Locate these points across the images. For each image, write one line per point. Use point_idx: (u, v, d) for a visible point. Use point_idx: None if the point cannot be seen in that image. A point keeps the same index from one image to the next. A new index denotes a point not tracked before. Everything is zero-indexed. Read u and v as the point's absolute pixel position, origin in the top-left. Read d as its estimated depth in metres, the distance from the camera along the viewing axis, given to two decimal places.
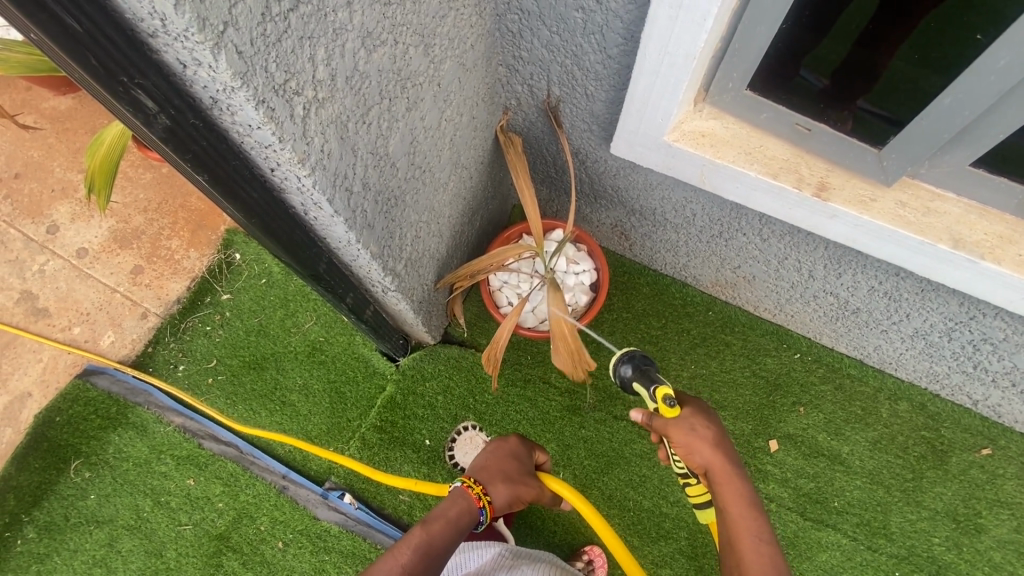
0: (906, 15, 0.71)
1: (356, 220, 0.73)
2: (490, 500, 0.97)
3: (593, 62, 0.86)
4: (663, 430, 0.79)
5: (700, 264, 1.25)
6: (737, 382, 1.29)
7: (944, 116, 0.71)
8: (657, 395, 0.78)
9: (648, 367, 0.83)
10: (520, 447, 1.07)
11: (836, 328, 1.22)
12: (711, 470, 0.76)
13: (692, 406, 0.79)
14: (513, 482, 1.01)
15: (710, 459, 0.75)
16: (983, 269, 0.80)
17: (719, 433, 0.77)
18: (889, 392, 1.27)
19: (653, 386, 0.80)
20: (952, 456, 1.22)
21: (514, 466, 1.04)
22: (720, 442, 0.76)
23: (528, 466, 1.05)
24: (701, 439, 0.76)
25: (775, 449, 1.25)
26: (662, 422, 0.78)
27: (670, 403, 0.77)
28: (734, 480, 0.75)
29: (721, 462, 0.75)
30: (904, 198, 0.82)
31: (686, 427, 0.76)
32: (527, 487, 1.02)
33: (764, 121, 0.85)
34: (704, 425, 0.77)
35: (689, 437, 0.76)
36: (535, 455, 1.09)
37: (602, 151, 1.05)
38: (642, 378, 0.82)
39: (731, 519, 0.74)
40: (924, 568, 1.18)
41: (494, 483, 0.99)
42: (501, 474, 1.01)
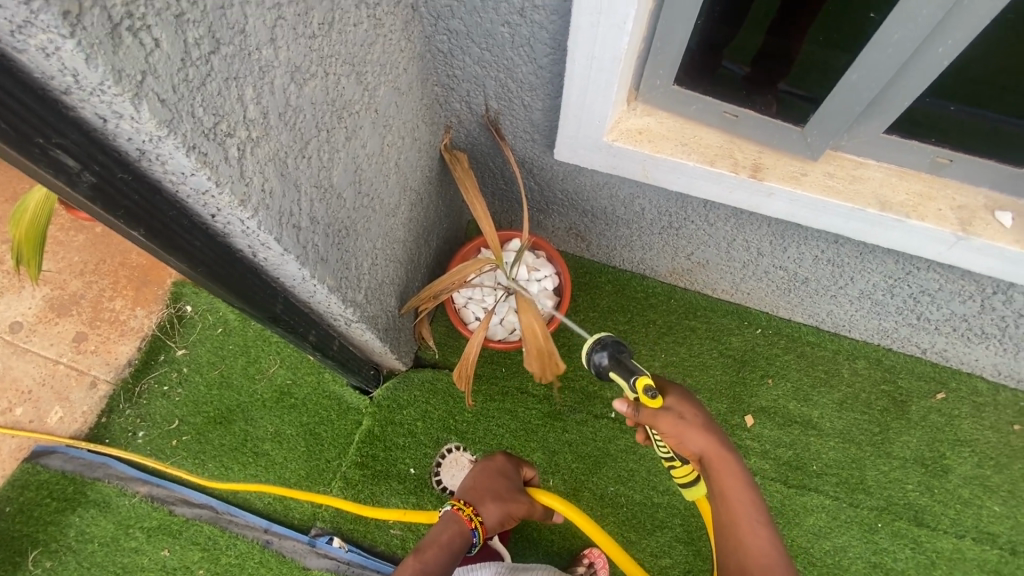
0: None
1: (308, 255, 0.71)
2: (483, 520, 0.96)
3: (526, 73, 0.88)
4: (651, 422, 0.76)
5: (655, 255, 1.29)
6: (707, 364, 1.33)
7: (852, 91, 0.76)
8: (636, 387, 0.77)
9: (626, 355, 0.85)
10: (506, 464, 1.06)
11: (791, 299, 1.27)
12: (708, 457, 0.75)
13: (680, 393, 0.79)
14: (503, 499, 1.00)
15: (704, 447, 0.76)
16: (911, 227, 0.85)
17: (707, 418, 0.77)
18: (846, 352, 1.33)
19: (636, 376, 0.79)
20: (912, 404, 1.29)
21: (503, 484, 1.03)
22: (710, 428, 0.76)
23: (516, 482, 1.04)
24: (692, 427, 0.75)
25: (751, 423, 1.29)
26: (649, 414, 0.76)
27: (650, 394, 0.76)
28: (729, 465, 0.75)
29: (714, 450, 0.75)
30: (831, 170, 0.87)
31: (677, 416, 0.75)
32: (518, 504, 1.01)
33: (695, 113, 0.89)
34: (691, 411, 0.76)
35: (680, 427, 0.75)
36: (522, 470, 1.08)
37: (546, 158, 1.07)
38: (618, 367, 0.84)
39: (729, 503, 0.75)
40: (903, 515, 1.23)
41: (485, 502, 0.98)
42: (491, 493, 1.00)
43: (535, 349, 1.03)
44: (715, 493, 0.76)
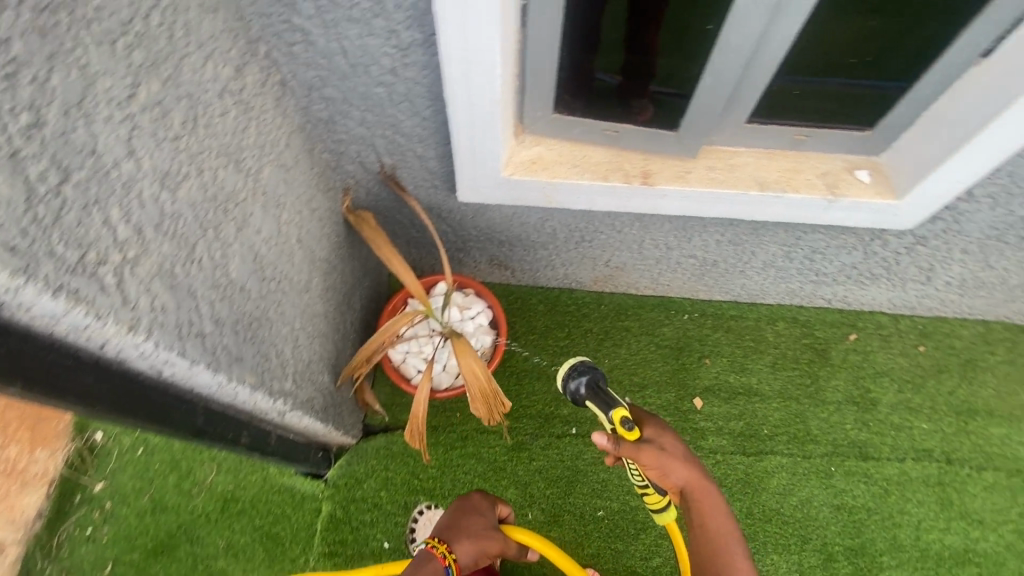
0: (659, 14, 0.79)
1: (220, 360, 0.67)
2: (458, 558, 0.94)
3: (411, 126, 0.89)
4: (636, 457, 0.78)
5: (577, 268, 1.33)
6: (648, 359, 1.40)
7: (710, 92, 0.84)
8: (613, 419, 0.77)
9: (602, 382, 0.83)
10: (482, 501, 1.04)
11: (707, 282, 1.35)
12: (690, 485, 0.81)
13: (658, 424, 0.83)
14: (479, 537, 0.98)
15: (686, 477, 0.82)
16: (789, 200, 0.94)
17: (686, 452, 0.82)
18: (766, 317, 1.43)
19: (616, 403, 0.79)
20: (832, 350, 1.41)
21: (478, 521, 1.01)
22: (690, 459, 0.82)
23: (492, 519, 1.03)
24: (676, 460, 0.80)
25: (701, 404, 1.36)
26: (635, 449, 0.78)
27: (629, 427, 0.77)
28: (709, 493, 0.82)
29: (695, 478, 0.82)
30: (710, 163, 0.95)
31: (661, 450, 0.80)
32: (494, 541, 1.00)
33: (579, 135, 0.94)
34: (671, 445, 0.81)
35: (666, 460, 0.80)
36: (499, 508, 1.07)
37: (451, 201, 1.07)
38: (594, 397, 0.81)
39: (709, 525, 0.82)
40: (849, 454, 1.33)
41: (459, 540, 0.96)
42: (466, 531, 0.98)
43: (477, 393, 1.01)
44: (696, 518, 0.83)
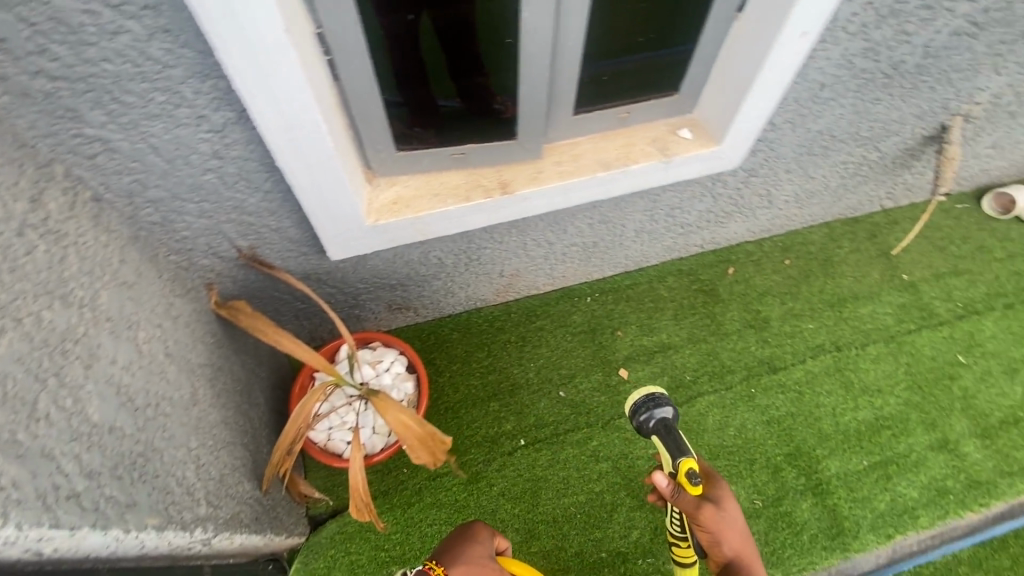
0: (465, 34, 0.81)
1: (106, 514, 0.59)
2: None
3: (256, 202, 0.86)
4: (695, 516, 0.91)
5: (476, 287, 1.35)
6: (568, 349, 1.46)
7: (532, 96, 0.89)
8: (680, 469, 0.90)
9: (666, 422, 0.96)
10: (484, 529, 1.03)
11: (596, 262, 1.43)
12: (734, 550, 0.94)
13: (718, 486, 0.95)
14: (474, 563, 0.96)
15: (733, 541, 0.94)
16: (633, 171, 1.03)
17: (744, 531, 0.95)
18: (654, 276, 1.57)
19: (681, 453, 0.91)
20: (718, 287, 1.56)
21: (475, 549, 0.99)
22: (745, 537, 0.95)
23: (491, 550, 1.01)
24: (733, 534, 0.93)
25: (627, 374, 1.44)
26: (696, 509, 0.91)
27: (693, 483, 0.90)
28: (748, 553, 0.95)
29: (744, 546, 0.94)
30: (556, 159, 1.01)
31: (723, 519, 0.92)
32: (490, 570, 0.98)
33: (430, 165, 0.96)
34: (730, 514, 0.93)
35: (725, 528, 0.92)
36: (498, 540, 1.05)
37: (327, 262, 1.05)
38: (665, 439, 0.96)
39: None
40: (763, 372, 1.45)
41: (454, 566, 0.94)
42: (463, 558, 0.96)
43: (414, 440, 0.96)
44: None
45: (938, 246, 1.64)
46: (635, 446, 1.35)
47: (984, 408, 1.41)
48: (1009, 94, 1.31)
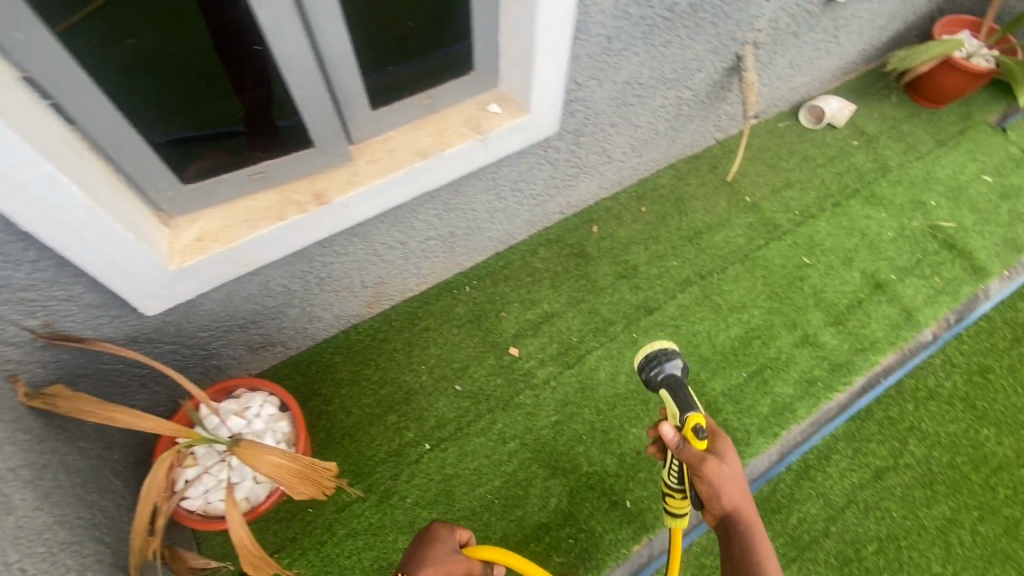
0: (205, 52, 0.83)
1: None
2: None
3: (26, 276, 0.79)
4: (701, 472, 0.91)
5: (345, 305, 1.30)
6: (457, 342, 1.44)
7: (312, 101, 0.85)
8: (689, 424, 0.91)
9: (672, 376, 0.98)
10: (441, 528, 1.06)
11: (462, 248, 1.40)
12: (733, 505, 0.94)
13: (722, 439, 0.97)
14: (439, 564, 1.00)
15: (733, 495, 0.94)
16: (453, 154, 1.02)
17: (743, 483, 0.96)
18: (525, 251, 1.61)
19: (689, 410, 0.93)
20: (587, 247, 1.63)
21: (438, 549, 1.02)
22: (743, 489, 0.96)
23: (453, 544, 1.04)
24: (735, 486, 0.94)
25: (518, 351, 1.45)
26: (703, 464, 0.90)
27: (699, 437, 0.90)
28: (746, 507, 0.96)
29: (743, 498, 0.96)
30: (369, 158, 0.99)
31: (726, 472, 0.92)
32: (456, 564, 1.02)
33: (229, 192, 0.91)
34: (731, 467, 0.94)
35: (729, 482, 0.93)
36: (460, 532, 1.07)
37: (150, 319, 0.98)
38: (670, 393, 0.98)
39: (750, 529, 0.97)
40: (640, 316, 1.53)
41: (420, 571, 0.98)
42: (427, 561, 1.00)
43: (293, 476, 0.93)
44: (733, 531, 0.97)
45: (768, 165, 1.82)
46: (537, 418, 1.37)
47: (832, 299, 1.57)
48: (784, 17, 1.46)
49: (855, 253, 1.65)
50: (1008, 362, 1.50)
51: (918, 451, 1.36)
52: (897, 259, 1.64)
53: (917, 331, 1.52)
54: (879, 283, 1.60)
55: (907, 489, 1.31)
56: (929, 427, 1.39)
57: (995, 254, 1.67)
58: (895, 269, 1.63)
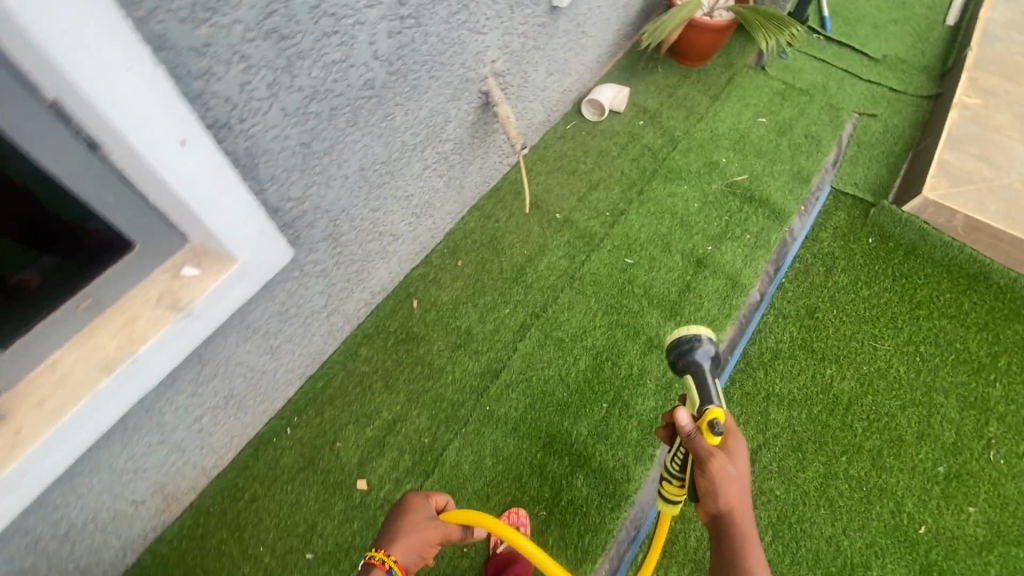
0: None
1: None
2: (399, 560, 0.93)
3: None
4: (707, 462, 0.85)
5: (127, 531, 1.07)
6: (293, 501, 1.23)
7: None
8: (708, 416, 0.86)
9: (697, 366, 0.93)
10: (415, 496, 1.02)
11: (256, 401, 1.20)
12: (729, 506, 0.87)
13: (736, 439, 0.91)
14: (416, 530, 0.97)
15: (732, 498, 0.87)
16: (153, 347, 0.81)
17: (748, 490, 0.90)
18: (346, 360, 1.40)
19: (708, 403, 0.88)
20: (412, 328, 1.46)
21: (413, 517, 0.99)
22: (746, 492, 0.90)
23: (429, 510, 1.01)
24: (740, 487, 0.87)
25: (366, 483, 1.26)
26: (711, 453, 0.85)
27: (715, 432, 0.85)
28: (743, 514, 0.88)
29: (743, 503, 0.89)
30: (33, 400, 0.74)
31: (732, 471, 0.87)
32: (434, 530, 0.98)
33: None
34: (740, 464, 0.88)
35: (734, 481, 0.87)
36: (435, 498, 1.04)
37: None
38: (694, 375, 0.93)
39: (743, 534, 0.90)
40: (488, 384, 1.40)
41: (395, 542, 0.95)
42: (402, 530, 0.97)
43: None
44: (722, 534, 0.90)
45: (569, 173, 1.79)
46: None
47: (662, 292, 1.57)
48: (516, 39, 1.35)
49: (670, 236, 1.67)
50: (828, 294, 1.57)
51: (780, 417, 1.38)
52: (708, 229, 1.68)
53: (745, 295, 1.56)
54: (700, 259, 1.63)
55: (781, 461, 1.32)
56: (782, 388, 1.42)
57: (789, 192, 1.75)
58: (709, 240, 1.66)
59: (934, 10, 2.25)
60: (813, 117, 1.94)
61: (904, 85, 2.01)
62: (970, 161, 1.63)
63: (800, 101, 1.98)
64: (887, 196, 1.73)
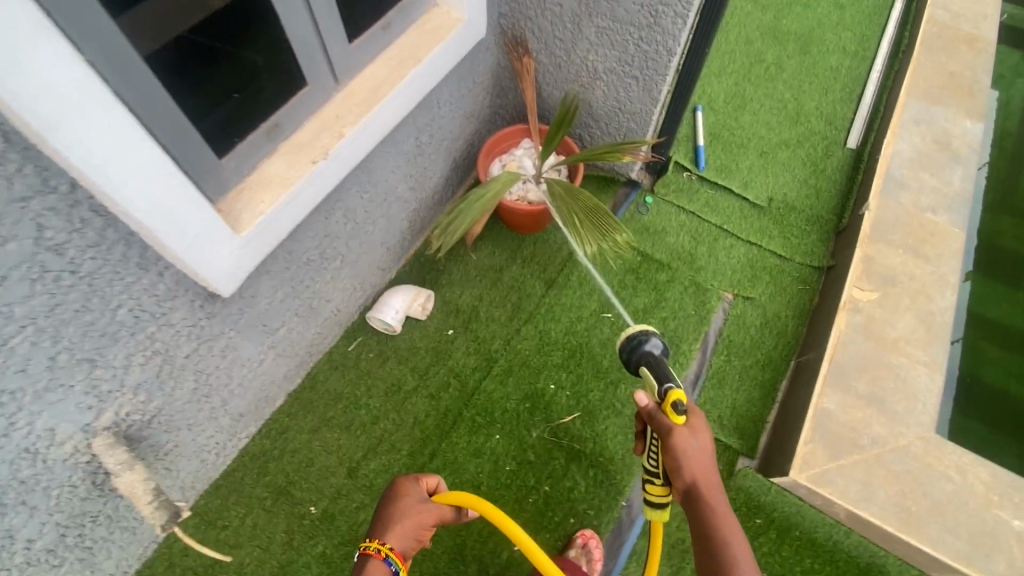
0: None
1: None
2: (395, 549, 0.85)
3: None
4: (666, 432, 0.77)
5: None
6: None
7: None
8: (669, 393, 0.79)
9: (650, 359, 0.83)
10: (406, 479, 0.94)
11: None
12: (694, 482, 0.76)
13: (701, 417, 0.80)
14: (410, 515, 0.89)
15: (699, 474, 0.76)
16: None
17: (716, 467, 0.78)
18: None
19: (669, 385, 0.81)
20: None
21: (405, 502, 0.91)
22: (713, 466, 0.78)
23: (422, 493, 0.93)
24: (707, 466, 0.77)
25: None
26: (669, 425, 0.77)
27: (676, 407, 0.77)
28: (714, 491, 0.75)
29: (716, 485, 0.77)
30: None
31: (693, 437, 0.77)
32: (429, 512, 0.91)
33: None
34: (706, 440, 0.78)
35: (698, 459, 0.76)
36: (425, 480, 0.96)
37: None
38: (647, 364, 0.84)
39: (725, 526, 0.76)
40: None
41: (391, 529, 0.87)
42: (395, 517, 0.89)
43: None
44: (698, 520, 0.76)
45: (341, 430, 1.32)
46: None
47: None
48: (139, 369, 0.87)
49: (466, 533, 1.22)
50: None
51: None
52: (519, 513, 1.25)
53: None
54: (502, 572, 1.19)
55: None
56: None
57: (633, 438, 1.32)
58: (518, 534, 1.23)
59: (833, 126, 1.83)
60: (675, 303, 1.50)
61: (790, 247, 1.58)
62: (856, 409, 1.22)
63: (658, 279, 1.54)
64: (757, 443, 1.31)
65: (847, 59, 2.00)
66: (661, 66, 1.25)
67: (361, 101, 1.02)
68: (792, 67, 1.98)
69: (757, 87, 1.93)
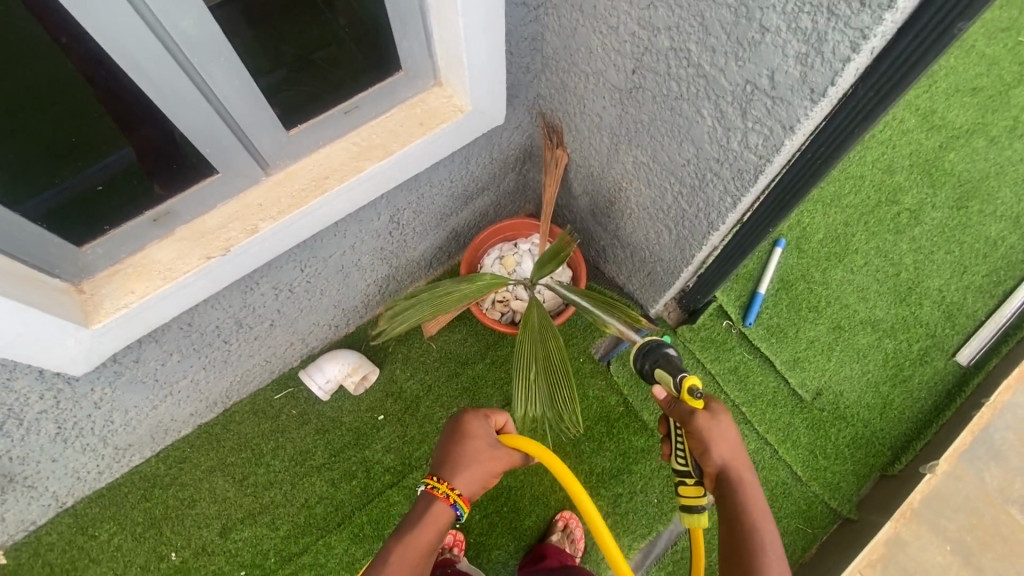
0: None
1: None
2: (463, 492, 0.80)
3: None
4: (688, 416, 0.75)
5: None
6: None
7: None
8: (684, 384, 0.74)
9: (667, 359, 0.80)
10: (472, 417, 0.86)
11: None
12: (722, 465, 0.73)
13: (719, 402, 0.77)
14: (480, 459, 0.82)
15: (725, 455, 0.73)
16: None
17: (738, 446, 0.75)
18: None
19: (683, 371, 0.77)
20: None
21: (472, 443, 0.83)
22: (735, 445, 0.74)
23: (491, 436, 0.85)
24: (726, 445, 0.73)
25: None
26: (689, 407, 0.75)
27: (695, 394, 0.74)
28: (742, 475, 0.73)
29: (739, 463, 0.74)
30: None
31: (713, 416, 0.74)
32: (497, 459, 0.84)
33: None
34: (726, 424, 0.74)
35: (719, 438, 0.73)
36: (494, 418, 0.88)
37: None
38: (663, 364, 0.79)
39: (757, 514, 0.72)
40: None
41: (460, 471, 0.81)
42: (464, 459, 0.82)
43: None
44: (733, 508, 0.73)
45: (232, 480, 1.25)
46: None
47: None
48: None
49: None
50: None
51: None
52: None
53: None
54: None
55: None
56: None
57: None
58: None
59: (951, 327, 1.39)
60: (639, 482, 1.27)
61: (812, 467, 1.27)
62: None
63: (632, 444, 1.29)
64: None
65: (1014, 234, 1.50)
66: (700, 232, 0.95)
67: (294, 192, 0.84)
68: (933, 222, 1.50)
69: (872, 236, 1.46)
